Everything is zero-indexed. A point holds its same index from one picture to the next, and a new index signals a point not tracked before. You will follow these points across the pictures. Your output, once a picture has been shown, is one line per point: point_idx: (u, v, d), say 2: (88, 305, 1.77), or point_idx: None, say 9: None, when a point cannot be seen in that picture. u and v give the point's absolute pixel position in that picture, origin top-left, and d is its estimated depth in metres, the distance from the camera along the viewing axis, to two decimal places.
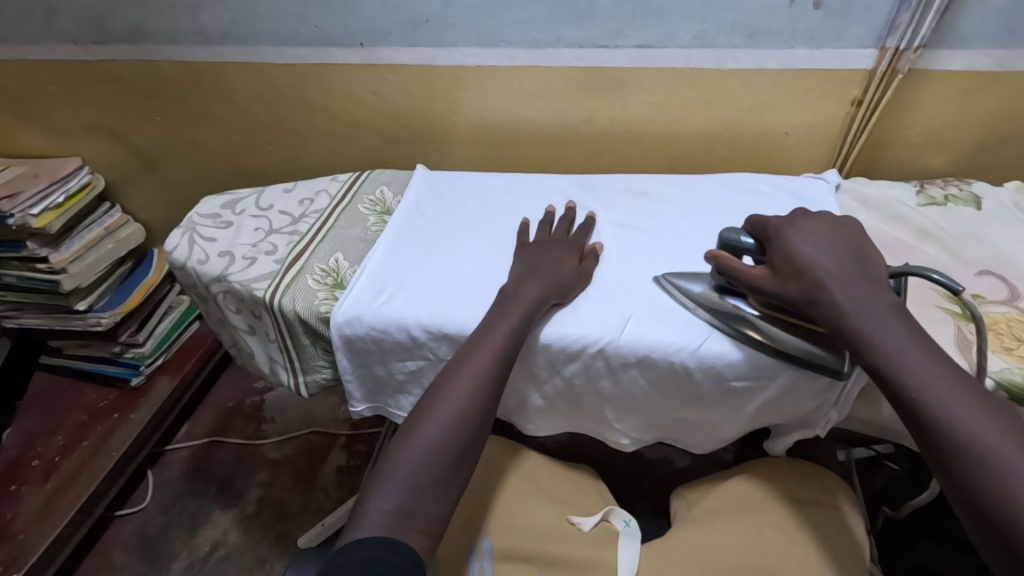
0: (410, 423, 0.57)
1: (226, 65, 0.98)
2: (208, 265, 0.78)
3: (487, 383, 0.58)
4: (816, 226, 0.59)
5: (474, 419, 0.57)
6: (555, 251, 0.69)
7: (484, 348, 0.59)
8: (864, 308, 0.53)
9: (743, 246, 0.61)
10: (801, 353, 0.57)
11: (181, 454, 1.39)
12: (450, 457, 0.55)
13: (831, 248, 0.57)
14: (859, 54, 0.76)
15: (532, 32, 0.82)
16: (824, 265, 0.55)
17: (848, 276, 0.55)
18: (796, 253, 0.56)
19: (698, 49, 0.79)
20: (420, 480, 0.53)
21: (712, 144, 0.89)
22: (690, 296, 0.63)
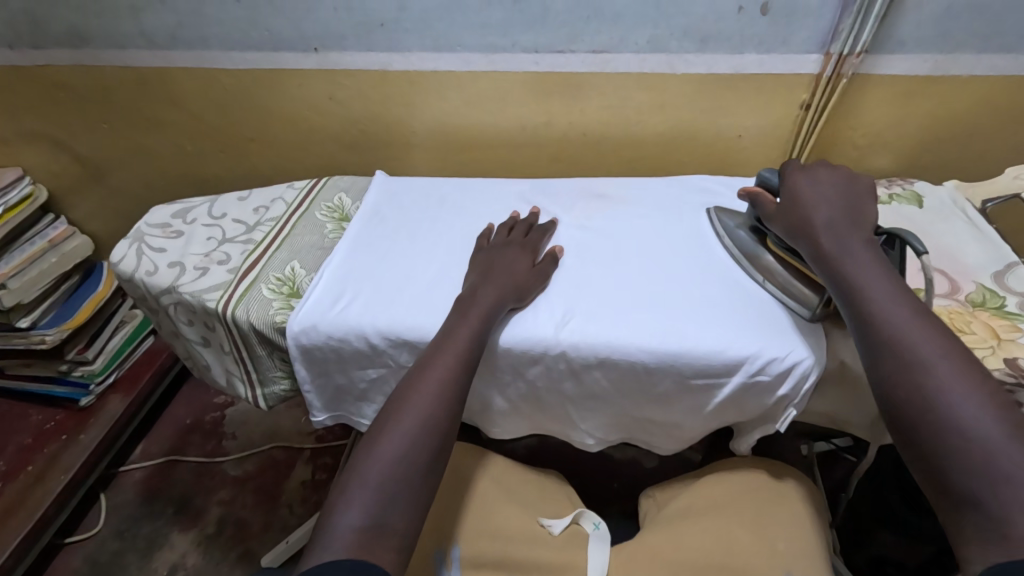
0: (371, 433, 0.56)
1: (175, 70, 0.95)
2: (157, 276, 0.75)
3: (451, 385, 0.57)
4: (829, 173, 0.65)
5: (440, 423, 0.56)
6: (516, 253, 0.69)
7: (448, 351, 0.59)
8: (850, 258, 0.56)
9: (774, 184, 0.68)
10: (792, 289, 0.63)
11: (135, 474, 1.33)
12: (418, 464, 0.54)
13: (832, 199, 0.62)
14: (805, 59, 0.78)
15: (488, 37, 0.82)
16: (822, 208, 0.61)
17: (832, 224, 0.59)
18: (800, 193, 0.63)
19: (651, 54, 0.80)
20: (389, 490, 0.52)
21: (669, 146, 0.90)
22: (725, 228, 0.71)
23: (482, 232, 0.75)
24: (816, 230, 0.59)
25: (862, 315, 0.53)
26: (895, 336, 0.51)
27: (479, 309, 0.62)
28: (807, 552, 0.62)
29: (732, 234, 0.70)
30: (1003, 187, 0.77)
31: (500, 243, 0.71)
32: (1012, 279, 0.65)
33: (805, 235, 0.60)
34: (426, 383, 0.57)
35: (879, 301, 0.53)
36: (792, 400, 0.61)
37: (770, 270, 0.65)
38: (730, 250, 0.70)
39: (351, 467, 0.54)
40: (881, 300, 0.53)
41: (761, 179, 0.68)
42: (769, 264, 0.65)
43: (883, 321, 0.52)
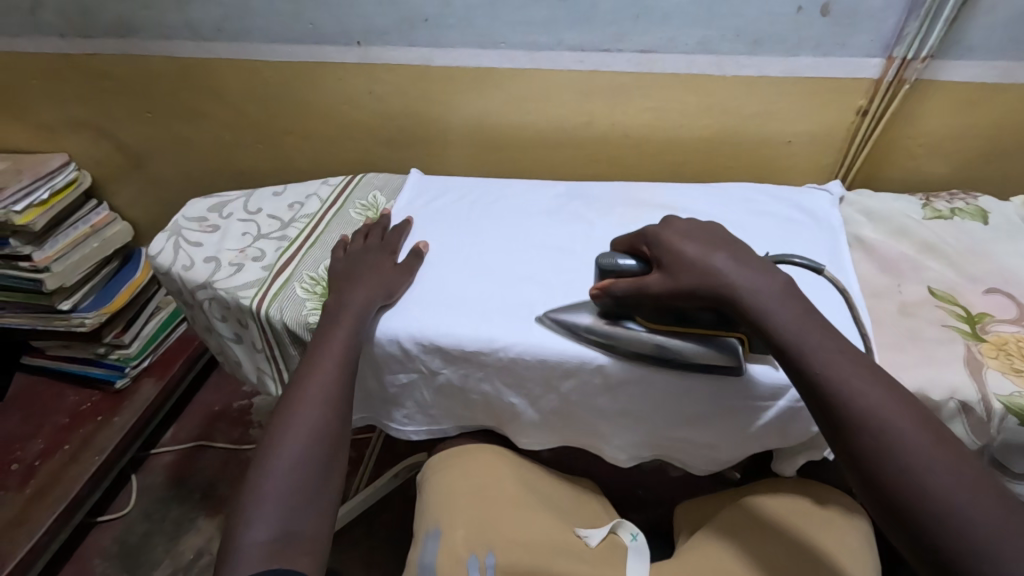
0: (268, 445, 0.57)
1: (216, 62, 0.96)
2: (193, 271, 0.75)
3: (336, 390, 0.60)
4: (685, 225, 0.61)
5: (332, 432, 0.58)
6: (377, 260, 0.70)
7: (330, 355, 0.60)
8: (767, 300, 0.53)
9: (622, 267, 0.61)
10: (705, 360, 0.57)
11: (165, 458, 1.36)
12: (314, 472, 0.56)
13: (716, 245, 0.58)
14: (866, 63, 0.74)
15: (531, 34, 0.80)
16: (714, 257, 0.56)
17: (763, 290, 0.54)
18: (679, 249, 0.58)
19: (701, 55, 0.77)
20: (293, 500, 0.54)
21: (714, 151, 0.87)
22: (575, 327, 0.61)
23: (349, 248, 0.74)
24: (723, 279, 0.55)
25: (837, 401, 0.48)
26: (872, 425, 0.47)
27: (353, 311, 0.63)
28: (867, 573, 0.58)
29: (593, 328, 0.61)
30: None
31: (357, 252, 0.72)
32: None
33: (727, 290, 0.55)
34: (313, 392, 0.59)
35: (851, 379, 0.49)
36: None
37: (672, 348, 0.58)
38: (601, 344, 0.60)
39: (252, 485, 0.55)
40: (853, 380, 0.49)
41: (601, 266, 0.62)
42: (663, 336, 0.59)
43: (860, 405, 0.47)
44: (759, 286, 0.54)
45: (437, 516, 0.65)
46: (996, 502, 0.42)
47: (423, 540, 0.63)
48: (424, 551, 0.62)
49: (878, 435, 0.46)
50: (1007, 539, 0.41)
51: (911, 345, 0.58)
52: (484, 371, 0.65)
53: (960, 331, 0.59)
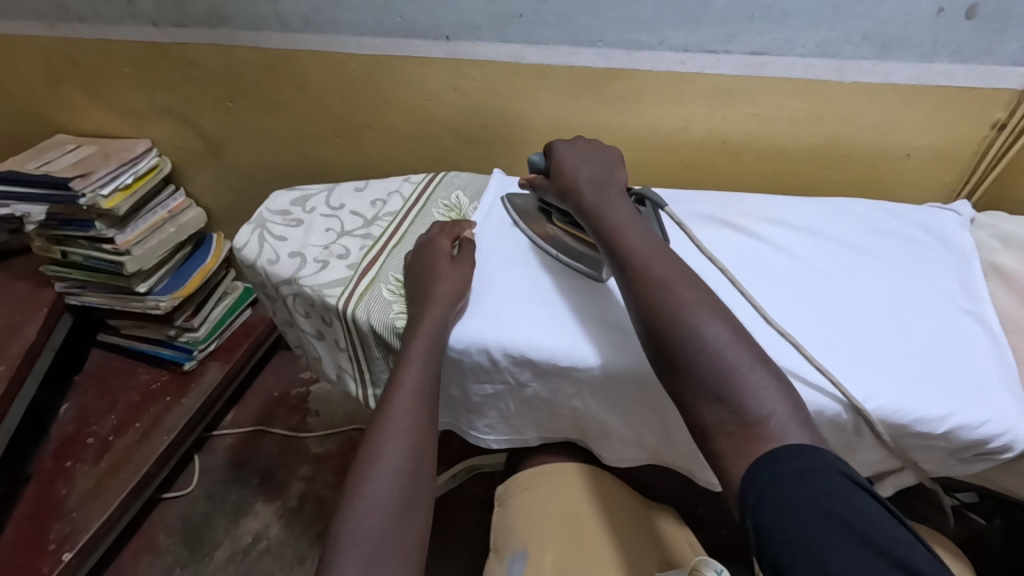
0: (350, 483, 0.54)
1: (302, 54, 0.95)
2: (278, 265, 0.75)
3: (415, 426, 0.57)
4: (582, 146, 0.70)
5: (418, 464, 0.56)
6: (433, 264, 0.67)
7: (405, 386, 0.58)
8: (603, 202, 0.62)
9: (538, 166, 0.70)
10: (579, 253, 0.68)
11: (227, 440, 1.38)
12: (398, 515, 0.52)
13: (592, 165, 0.66)
14: (1009, 73, 0.67)
15: (634, 33, 0.76)
16: (580, 170, 0.66)
17: (599, 194, 0.63)
18: (562, 162, 0.67)
19: (820, 59, 0.72)
20: (376, 547, 0.50)
21: (818, 161, 0.81)
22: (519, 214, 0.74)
23: (417, 249, 0.71)
24: (576, 190, 0.64)
25: (628, 265, 0.55)
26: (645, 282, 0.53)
27: (423, 337, 0.60)
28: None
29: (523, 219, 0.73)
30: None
31: (432, 250, 0.69)
32: None
33: (576, 200, 0.63)
34: (393, 426, 0.56)
35: (645, 251, 0.56)
36: (965, 463, 0.54)
37: (564, 242, 0.69)
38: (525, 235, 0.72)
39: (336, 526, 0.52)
40: (647, 252, 0.56)
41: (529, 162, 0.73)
42: (563, 235, 0.70)
43: (646, 268, 0.54)
44: (605, 195, 0.62)
45: (524, 536, 0.64)
46: (747, 354, 0.47)
47: (508, 560, 0.63)
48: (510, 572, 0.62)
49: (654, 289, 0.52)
50: (734, 377, 0.46)
51: None
52: (576, 387, 0.62)
53: None
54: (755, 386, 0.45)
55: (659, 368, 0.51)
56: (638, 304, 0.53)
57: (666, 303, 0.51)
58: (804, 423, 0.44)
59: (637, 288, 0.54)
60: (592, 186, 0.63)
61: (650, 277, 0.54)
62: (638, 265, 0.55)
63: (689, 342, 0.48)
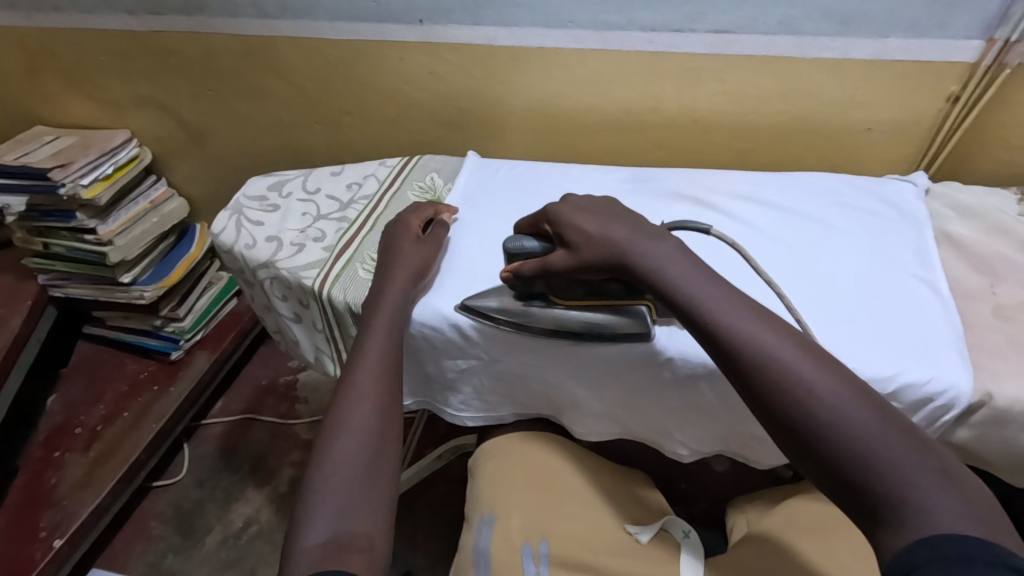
0: (320, 447, 0.57)
1: (278, 40, 0.96)
2: (255, 250, 0.77)
3: (380, 393, 0.60)
4: (579, 202, 0.62)
5: (381, 429, 0.59)
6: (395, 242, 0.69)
7: (370, 357, 0.61)
8: (671, 267, 0.55)
9: (526, 249, 0.62)
10: (620, 333, 0.59)
11: (216, 429, 1.40)
12: (366, 472, 0.55)
13: (612, 219, 0.60)
14: (962, 46, 0.70)
15: (603, 14, 0.78)
16: (614, 229, 0.58)
17: (665, 255, 0.56)
18: (581, 228, 0.59)
19: (782, 37, 0.74)
20: (345, 501, 0.53)
21: (785, 137, 0.83)
22: (496, 308, 0.62)
23: (386, 228, 0.72)
24: (627, 253, 0.57)
25: (735, 351, 0.49)
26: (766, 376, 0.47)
27: (386, 312, 0.63)
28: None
29: (516, 309, 0.62)
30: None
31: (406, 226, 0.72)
32: None
33: (629, 266, 0.56)
34: (358, 393, 0.59)
35: (749, 331, 0.49)
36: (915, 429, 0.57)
37: (590, 324, 0.60)
38: (527, 324, 0.62)
39: (308, 486, 0.55)
40: (752, 329, 0.50)
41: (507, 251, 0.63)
42: (588, 313, 0.61)
43: (762, 356, 0.48)
44: (660, 255, 0.56)
45: (490, 501, 0.66)
46: (910, 443, 0.42)
47: (479, 525, 0.65)
48: (480, 536, 0.64)
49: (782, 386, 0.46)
50: (908, 477, 0.41)
51: (1011, 352, 0.55)
52: (546, 360, 0.64)
53: None
54: (930, 486, 0.40)
55: (811, 474, 0.45)
56: (765, 400, 0.47)
57: (800, 405, 0.45)
58: (999, 523, 0.40)
59: (758, 380, 0.47)
60: (645, 248, 0.56)
61: (773, 364, 0.47)
62: (753, 350, 0.48)
63: (843, 450, 0.43)
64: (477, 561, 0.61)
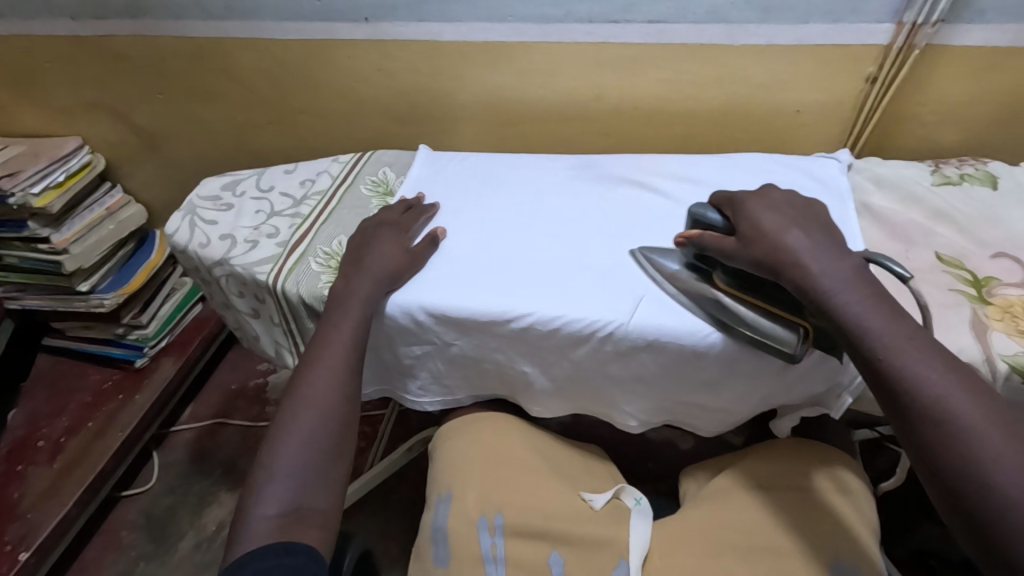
0: (279, 425, 0.60)
1: (227, 41, 0.96)
2: (209, 248, 0.78)
3: (346, 377, 0.62)
4: (774, 198, 0.62)
5: (343, 415, 0.61)
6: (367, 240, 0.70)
7: (336, 348, 0.63)
8: (837, 286, 0.53)
9: (709, 221, 0.62)
10: (765, 332, 0.57)
11: (186, 435, 1.39)
12: (325, 452, 0.59)
13: (789, 221, 0.59)
14: (875, 29, 0.74)
15: (541, 7, 0.80)
16: (786, 232, 0.57)
17: (838, 274, 0.54)
18: (758, 220, 0.58)
19: (711, 25, 0.78)
20: (301, 478, 0.57)
21: (723, 121, 0.87)
22: (661, 271, 0.64)
23: (358, 230, 0.73)
24: (793, 262, 0.55)
25: (899, 386, 0.49)
26: (929, 413, 0.48)
27: (359, 300, 0.64)
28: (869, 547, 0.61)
29: (681, 283, 0.62)
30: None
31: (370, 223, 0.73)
32: None
33: (792, 273, 0.55)
34: (324, 376, 0.62)
35: (918, 368, 0.49)
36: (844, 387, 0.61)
37: (738, 315, 0.58)
38: (676, 294, 0.62)
39: (264, 460, 0.58)
40: (919, 367, 0.49)
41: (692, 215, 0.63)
42: (736, 303, 0.59)
43: (929, 398, 0.48)
44: (831, 271, 0.54)
45: (450, 479, 0.69)
46: None
47: (435, 503, 0.67)
48: (437, 513, 0.66)
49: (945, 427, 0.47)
50: None
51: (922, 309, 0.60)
52: (497, 341, 0.66)
53: (966, 295, 0.60)
54: None
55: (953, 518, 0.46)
56: (920, 440, 0.48)
57: (957, 451, 0.46)
58: None
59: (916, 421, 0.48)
60: (814, 260, 0.55)
61: (935, 406, 0.48)
62: (916, 389, 0.49)
63: (996, 505, 0.44)
64: (435, 538, 0.65)
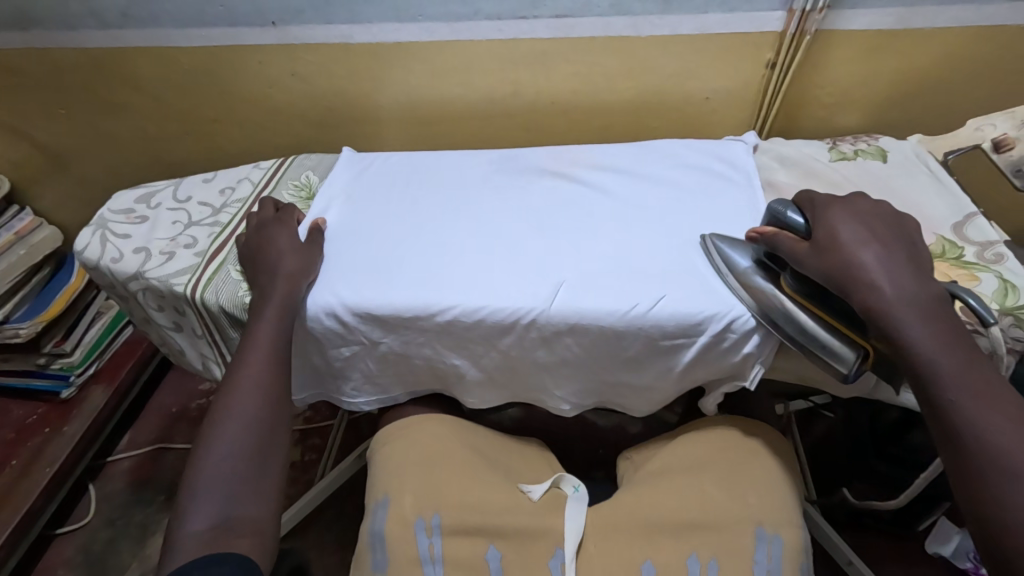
0: (205, 435, 0.58)
1: (129, 51, 0.92)
2: (123, 263, 0.74)
3: (270, 382, 0.61)
4: (865, 211, 0.60)
5: (269, 421, 0.60)
6: (277, 242, 0.69)
7: (257, 354, 0.61)
8: (911, 314, 0.52)
9: (789, 219, 0.60)
10: (820, 341, 0.57)
11: (124, 464, 1.33)
12: (253, 459, 0.58)
13: (877, 240, 0.57)
14: (769, 17, 0.78)
15: (449, 6, 0.80)
16: (866, 251, 0.56)
17: (907, 297, 0.53)
18: (837, 230, 0.57)
19: (616, 18, 0.80)
20: (233, 486, 0.56)
21: (639, 110, 0.90)
22: (729, 262, 0.63)
23: (256, 229, 0.71)
24: (871, 283, 0.54)
25: (959, 432, 0.49)
26: (973, 449, 0.48)
27: (277, 303, 0.63)
28: (790, 513, 0.64)
29: (743, 278, 0.61)
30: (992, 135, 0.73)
31: (269, 225, 0.71)
32: (972, 230, 0.67)
33: (864, 294, 0.54)
34: (247, 380, 0.61)
35: (983, 417, 0.48)
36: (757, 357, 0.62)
37: (797, 320, 0.58)
38: (734, 289, 0.61)
39: (191, 473, 0.56)
40: (984, 417, 0.48)
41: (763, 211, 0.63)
42: (799, 311, 0.58)
43: (994, 448, 0.47)
44: (907, 298, 0.53)
45: (384, 484, 0.68)
46: None
47: (373, 508, 0.67)
48: (374, 519, 0.66)
49: (992, 465, 0.47)
50: None
51: None
52: (424, 336, 0.66)
53: None
54: None
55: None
56: (975, 493, 0.47)
57: (1014, 510, 0.45)
58: None
59: (972, 470, 0.47)
60: (891, 284, 0.54)
61: (998, 461, 0.47)
62: (980, 437, 0.48)
63: None
64: (374, 543, 0.64)
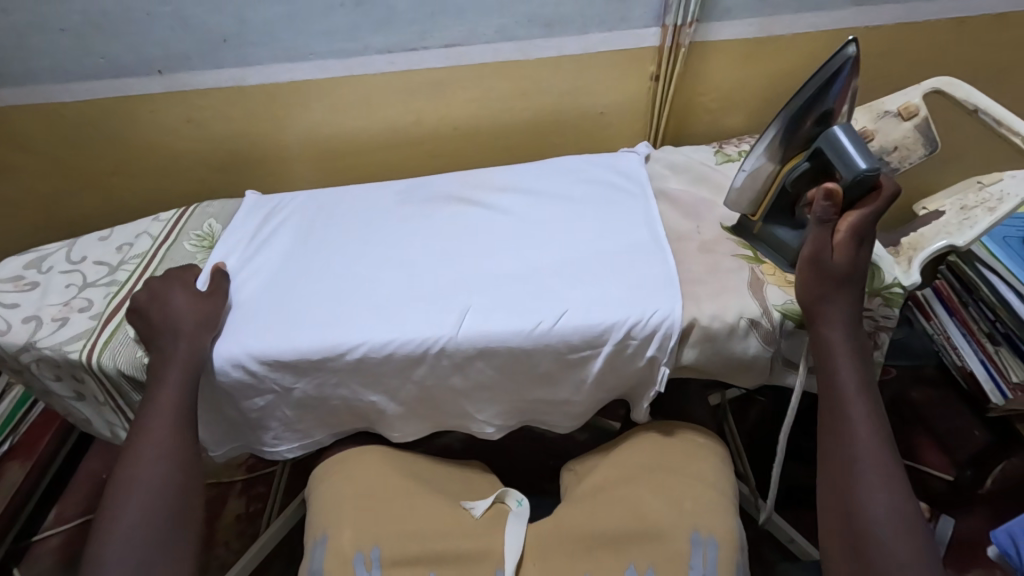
0: (108, 510, 0.57)
1: (6, 110, 0.88)
2: (10, 334, 0.70)
3: (175, 448, 0.60)
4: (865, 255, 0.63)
5: (176, 487, 0.59)
6: (175, 299, 0.67)
7: (158, 422, 0.60)
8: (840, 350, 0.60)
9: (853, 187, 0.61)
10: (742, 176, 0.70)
11: (51, 542, 1.24)
12: (158, 531, 0.56)
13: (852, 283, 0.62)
14: (646, 33, 0.83)
15: (338, 42, 0.81)
16: (835, 295, 0.61)
17: (845, 336, 0.61)
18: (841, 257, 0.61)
19: (503, 43, 0.82)
20: (137, 563, 0.54)
21: (539, 129, 0.92)
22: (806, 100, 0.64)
23: (152, 283, 0.69)
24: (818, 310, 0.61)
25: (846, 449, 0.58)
26: (863, 451, 0.57)
27: (179, 364, 0.62)
28: (715, 502, 0.66)
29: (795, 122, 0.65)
30: (862, 119, 0.74)
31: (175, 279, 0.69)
32: None
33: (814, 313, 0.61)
34: (151, 450, 0.59)
35: (867, 446, 0.57)
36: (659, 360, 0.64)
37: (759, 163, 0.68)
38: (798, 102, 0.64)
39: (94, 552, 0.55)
40: (871, 446, 0.57)
41: (849, 172, 0.60)
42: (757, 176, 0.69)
43: (864, 470, 0.56)
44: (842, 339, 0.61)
45: (322, 521, 0.67)
46: None
47: (311, 549, 0.66)
48: (312, 559, 0.65)
49: (872, 485, 0.56)
50: None
51: (713, 278, 0.67)
52: (338, 376, 0.65)
53: (746, 257, 0.69)
54: None
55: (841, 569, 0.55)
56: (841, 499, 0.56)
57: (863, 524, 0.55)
58: None
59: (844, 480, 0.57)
60: (833, 320, 0.61)
61: (865, 478, 0.56)
62: (860, 459, 0.57)
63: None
64: None
